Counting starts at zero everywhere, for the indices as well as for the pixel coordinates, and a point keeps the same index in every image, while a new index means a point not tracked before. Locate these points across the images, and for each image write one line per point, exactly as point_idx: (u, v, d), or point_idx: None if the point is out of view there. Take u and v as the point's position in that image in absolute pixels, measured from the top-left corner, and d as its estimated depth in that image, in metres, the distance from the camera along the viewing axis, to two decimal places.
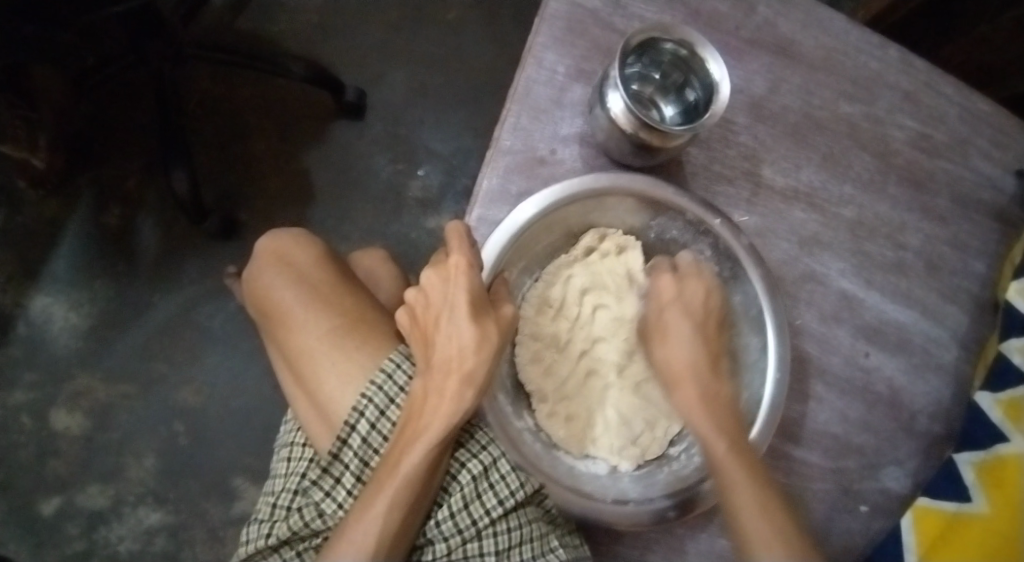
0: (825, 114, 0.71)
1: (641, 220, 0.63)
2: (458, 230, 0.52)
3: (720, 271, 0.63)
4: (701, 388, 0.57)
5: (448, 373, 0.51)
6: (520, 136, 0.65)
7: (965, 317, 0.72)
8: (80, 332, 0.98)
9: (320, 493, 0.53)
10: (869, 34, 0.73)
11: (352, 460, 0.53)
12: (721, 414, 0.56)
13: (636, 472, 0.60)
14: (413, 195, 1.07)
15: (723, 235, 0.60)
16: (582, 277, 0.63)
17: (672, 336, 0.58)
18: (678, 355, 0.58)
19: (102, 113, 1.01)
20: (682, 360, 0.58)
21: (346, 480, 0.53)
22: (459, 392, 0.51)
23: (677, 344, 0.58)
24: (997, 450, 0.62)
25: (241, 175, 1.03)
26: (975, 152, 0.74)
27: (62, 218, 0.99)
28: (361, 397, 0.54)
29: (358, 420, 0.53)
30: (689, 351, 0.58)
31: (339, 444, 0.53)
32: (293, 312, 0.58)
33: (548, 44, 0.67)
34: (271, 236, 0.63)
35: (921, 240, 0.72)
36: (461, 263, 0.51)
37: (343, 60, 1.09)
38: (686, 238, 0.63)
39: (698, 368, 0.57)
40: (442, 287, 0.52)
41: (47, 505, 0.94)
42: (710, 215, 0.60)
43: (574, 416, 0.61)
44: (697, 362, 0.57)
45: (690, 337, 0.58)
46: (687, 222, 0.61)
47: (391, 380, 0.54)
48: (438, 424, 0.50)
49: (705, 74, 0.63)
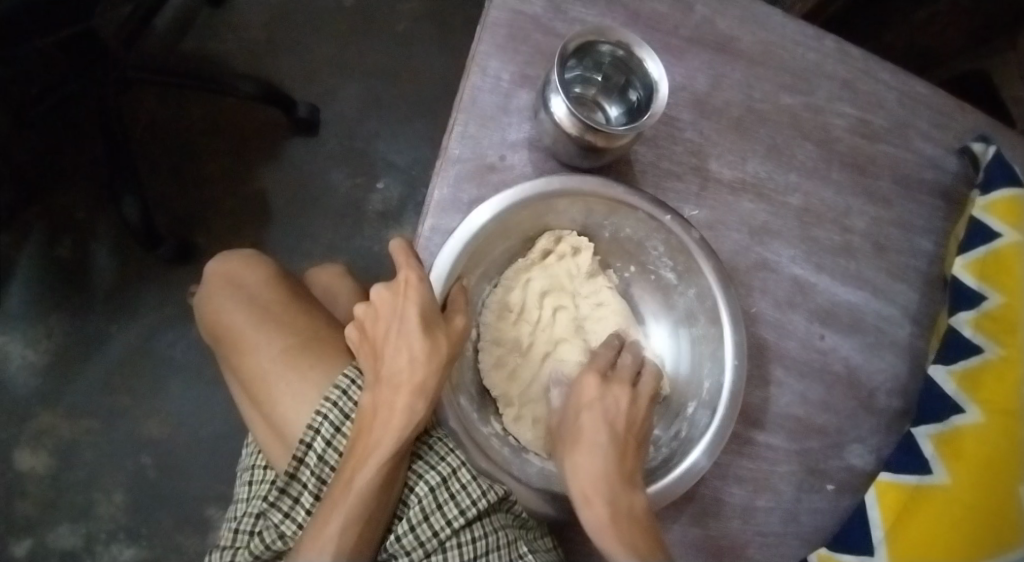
0: (767, 106, 0.73)
1: (597, 218, 0.63)
2: (403, 248, 0.51)
3: (676, 263, 0.64)
4: (623, 488, 0.55)
5: (397, 388, 0.51)
6: (468, 143, 0.66)
7: (915, 294, 0.74)
8: (42, 369, 0.96)
9: (279, 514, 0.53)
10: (805, 25, 0.75)
11: (309, 479, 0.53)
12: (632, 524, 0.53)
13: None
14: (373, 209, 1.07)
15: (674, 232, 0.60)
16: (541, 280, 0.64)
17: (585, 444, 0.56)
18: (591, 458, 0.55)
19: (48, 144, 0.99)
20: (599, 462, 0.55)
21: (304, 500, 0.53)
22: (410, 405, 0.51)
23: (594, 445, 0.55)
24: (953, 421, 0.63)
25: (194, 199, 1.03)
26: (915, 133, 0.76)
27: (13, 254, 0.98)
28: (316, 415, 0.54)
29: (314, 438, 0.53)
30: (601, 458, 0.55)
31: (295, 463, 0.53)
32: (246, 336, 0.58)
33: (491, 52, 0.68)
34: (221, 260, 0.63)
35: (868, 223, 0.74)
36: (411, 278, 0.51)
37: (296, 79, 1.09)
38: (640, 235, 0.63)
39: (610, 480, 0.54)
40: (392, 302, 0.52)
41: (17, 547, 0.92)
42: (660, 211, 0.60)
43: (541, 418, 0.61)
44: (611, 472, 0.55)
45: (607, 442, 0.55)
46: (640, 219, 0.61)
47: (345, 397, 0.54)
48: (388, 440, 0.50)
49: (645, 74, 0.65)
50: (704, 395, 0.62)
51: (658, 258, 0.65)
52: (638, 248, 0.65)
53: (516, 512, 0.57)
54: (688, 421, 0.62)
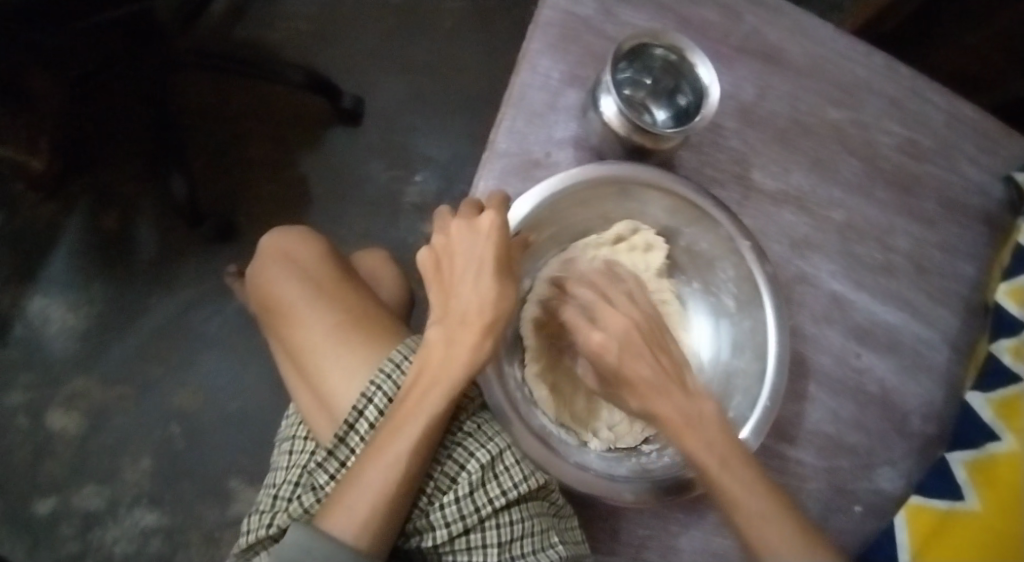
0: (813, 120, 0.73)
1: (676, 223, 0.65)
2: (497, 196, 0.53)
3: (739, 291, 0.64)
4: (685, 409, 0.52)
5: (466, 324, 0.53)
6: (515, 138, 0.66)
7: (955, 319, 0.73)
8: (79, 333, 0.98)
9: (326, 475, 0.53)
10: (855, 42, 0.75)
11: (358, 445, 0.54)
12: (717, 433, 0.52)
13: (605, 454, 0.59)
14: (410, 201, 1.08)
15: (749, 258, 0.61)
16: (607, 262, 0.65)
17: (636, 375, 0.53)
18: (647, 390, 0.53)
19: (103, 119, 1.02)
20: (651, 391, 0.52)
21: (351, 463, 0.54)
22: (478, 343, 0.53)
23: (641, 377, 0.53)
24: (989, 449, 0.62)
25: (237, 180, 1.05)
26: (962, 157, 0.75)
27: (59, 222, 1.00)
28: (371, 384, 0.54)
29: (366, 406, 0.54)
30: (649, 376, 0.52)
31: (345, 428, 0.54)
32: (298, 308, 0.59)
33: (543, 50, 0.69)
34: (277, 235, 0.65)
35: (910, 244, 0.73)
36: (495, 221, 0.52)
37: (342, 68, 1.11)
38: (715, 252, 0.65)
39: (665, 396, 0.52)
40: (468, 241, 0.53)
41: (42, 505, 0.94)
42: (741, 237, 0.61)
43: (559, 387, 0.62)
44: (664, 389, 0.53)
45: (650, 368, 0.53)
46: (720, 237, 0.63)
47: (399, 370, 0.55)
48: (456, 372, 0.52)
49: (695, 79, 0.65)
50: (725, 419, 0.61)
51: (724, 281, 0.65)
52: (708, 266, 0.66)
53: (551, 499, 0.57)
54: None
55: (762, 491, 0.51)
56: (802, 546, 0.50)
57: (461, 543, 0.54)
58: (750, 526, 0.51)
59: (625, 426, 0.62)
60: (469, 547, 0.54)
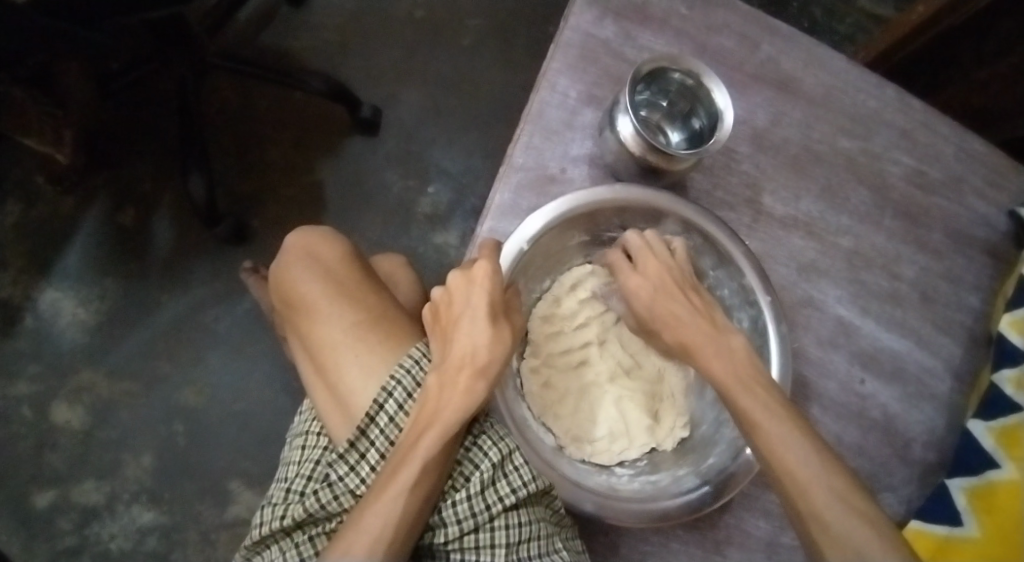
0: (825, 148, 0.74)
1: (703, 264, 0.66)
2: (491, 245, 0.56)
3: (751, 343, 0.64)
4: (712, 344, 0.56)
5: (461, 367, 0.53)
6: (532, 154, 0.68)
7: (958, 349, 0.74)
8: (88, 327, 0.99)
9: (344, 468, 0.54)
10: (868, 74, 0.77)
11: (377, 438, 0.55)
12: (742, 364, 0.55)
13: (580, 464, 0.61)
14: (422, 211, 1.09)
15: (767, 312, 0.62)
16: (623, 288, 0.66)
17: (669, 314, 0.59)
18: (685, 325, 0.58)
19: (129, 117, 1.04)
20: (687, 328, 0.57)
21: (370, 456, 0.54)
22: (471, 385, 0.53)
23: (675, 313, 0.58)
24: (988, 476, 0.62)
25: (254, 183, 1.06)
26: (969, 190, 0.76)
27: (77, 216, 1.01)
28: (390, 379, 0.55)
29: (387, 399, 0.55)
30: (683, 312, 0.58)
31: (367, 420, 0.54)
32: (319, 305, 0.60)
33: (562, 70, 0.71)
34: (301, 232, 0.66)
35: (917, 273, 0.74)
36: (487, 268, 0.55)
37: (361, 79, 1.12)
38: (735, 301, 0.65)
39: (697, 329, 0.57)
40: (467, 288, 0.55)
41: (41, 498, 0.94)
42: (763, 290, 0.62)
43: (551, 386, 0.64)
44: (691, 321, 0.58)
45: (681, 305, 0.59)
46: (745, 287, 0.63)
47: (418, 366, 0.56)
48: (451, 414, 0.52)
49: (710, 103, 0.66)
50: (703, 467, 0.61)
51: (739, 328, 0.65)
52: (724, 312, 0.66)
53: (553, 509, 0.58)
54: (673, 478, 0.61)
55: (781, 413, 0.51)
56: (814, 459, 0.48)
57: (470, 542, 0.54)
58: (768, 448, 0.50)
59: (604, 444, 0.62)
60: (478, 545, 0.54)
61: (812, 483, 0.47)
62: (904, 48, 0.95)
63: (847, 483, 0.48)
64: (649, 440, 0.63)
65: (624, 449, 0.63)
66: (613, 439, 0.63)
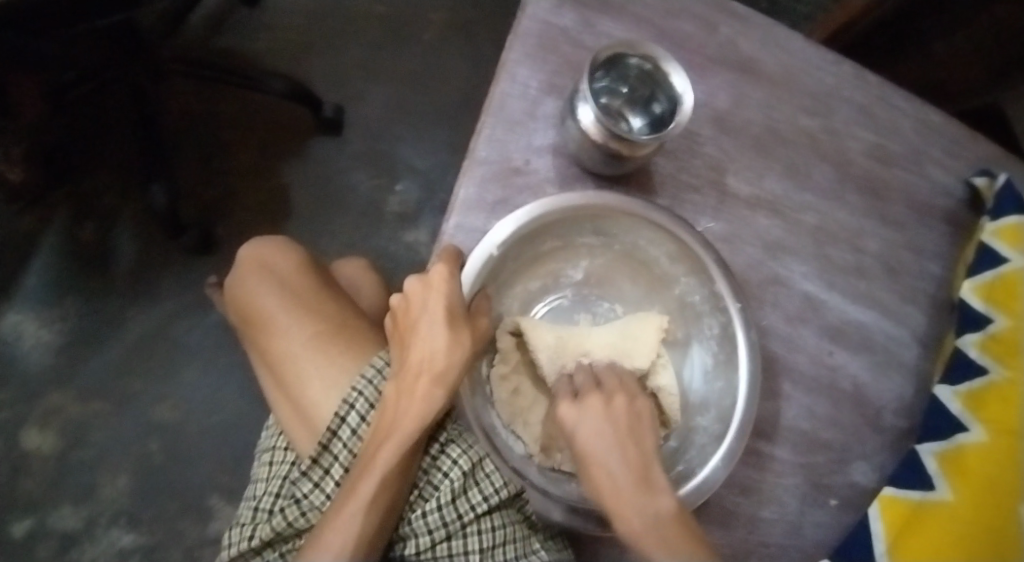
0: (784, 126, 0.75)
1: (675, 270, 0.66)
2: (451, 254, 0.55)
3: (720, 351, 0.65)
4: (639, 518, 0.52)
5: (419, 374, 0.52)
6: (495, 146, 0.68)
7: (924, 317, 0.75)
8: (54, 348, 0.97)
9: (308, 485, 0.54)
10: (825, 51, 0.77)
11: (341, 452, 0.54)
12: (674, 533, 0.52)
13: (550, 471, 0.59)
14: (391, 210, 1.08)
15: (739, 321, 0.62)
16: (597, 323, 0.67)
17: (597, 466, 0.54)
18: (612, 490, 0.53)
19: (85, 127, 1.02)
20: (616, 495, 0.53)
21: (334, 471, 0.54)
22: (429, 393, 0.52)
23: (603, 475, 0.54)
24: (958, 440, 0.63)
25: (217, 191, 1.04)
26: (928, 160, 0.78)
27: (34, 234, 0.99)
28: (351, 391, 0.55)
29: (349, 411, 0.54)
30: (616, 464, 0.54)
31: (328, 436, 0.54)
32: (278, 319, 0.60)
33: (521, 60, 0.70)
34: (253, 244, 0.65)
35: (880, 245, 0.75)
36: (443, 272, 0.53)
37: (322, 81, 1.11)
38: (705, 307, 0.66)
39: (629, 485, 0.53)
40: (423, 294, 0.53)
41: (18, 525, 0.93)
42: (732, 297, 0.63)
43: (520, 392, 0.62)
44: (626, 480, 0.53)
45: (619, 459, 0.54)
46: (712, 293, 0.64)
47: (380, 376, 0.55)
48: (411, 425, 0.52)
49: (670, 88, 0.66)
50: (673, 473, 0.61)
51: (707, 337, 0.66)
52: (695, 319, 0.67)
53: (526, 511, 0.59)
54: None
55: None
56: None
57: (442, 550, 0.55)
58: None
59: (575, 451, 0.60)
60: (452, 553, 0.55)
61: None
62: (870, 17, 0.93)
63: None
64: None
65: None
66: None
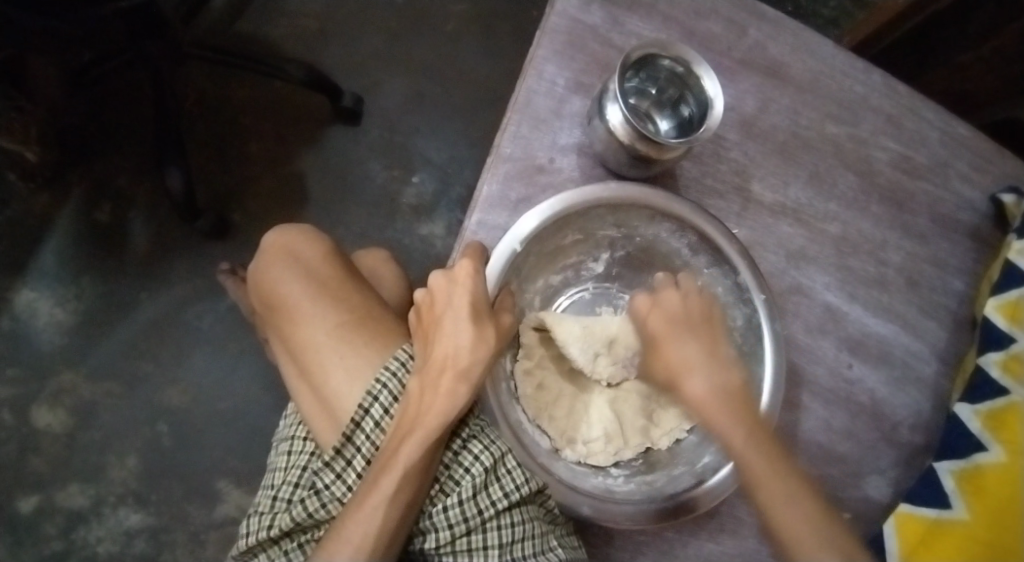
0: (812, 134, 0.74)
1: (697, 262, 0.65)
2: (476, 249, 0.55)
3: (742, 345, 0.64)
4: (708, 382, 0.55)
5: (442, 370, 0.52)
6: (519, 144, 0.67)
7: (943, 333, 0.74)
8: (65, 327, 0.97)
9: (330, 476, 0.53)
10: (855, 58, 0.76)
11: (363, 444, 0.54)
12: (738, 405, 0.54)
13: (575, 466, 0.59)
14: (407, 202, 1.08)
15: (761, 310, 0.61)
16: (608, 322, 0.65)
17: (672, 345, 0.57)
18: (683, 358, 0.56)
19: (97, 112, 1.00)
20: (686, 362, 0.56)
21: (356, 463, 0.54)
22: (454, 388, 0.51)
23: (673, 343, 0.57)
24: (976, 459, 0.63)
25: (233, 176, 1.04)
26: (954, 175, 0.77)
27: (50, 214, 0.99)
28: (374, 383, 0.54)
29: (372, 403, 0.54)
30: (689, 345, 0.56)
31: (351, 427, 0.54)
32: (300, 308, 0.59)
33: (549, 56, 0.69)
34: (278, 231, 0.64)
35: (903, 258, 0.74)
36: (468, 268, 0.53)
37: (341, 67, 1.10)
38: (729, 298, 0.64)
39: (700, 360, 0.56)
40: (449, 288, 0.53)
41: (26, 502, 0.93)
42: (758, 288, 0.62)
43: (544, 387, 0.62)
44: (698, 358, 0.56)
45: (692, 335, 0.57)
46: (735, 285, 0.63)
47: (404, 369, 0.55)
48: (433, 419, 0.51)
49: (700, 91, 0.65)
50: (699, 465, 0.59)
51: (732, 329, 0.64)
52: None
53: (548, 507, 0.58)
54: (669, 477, 0.60)
55: (770, 449, 0.53)
56: (809, 516, 0.50)
57: (462, 545, 0.55)
58: (765, 498, 0.51)
59: (599, 444, 0.61)
60: (471, 548, 0.54)
61: (788, 512, 0.51)
62: (905, 24, 0.92)
63: (843, 537, 0.50)
64: (643, 440, 0.62)
65: (620, 449, 0.61)
66: (609, 439, 0.61)
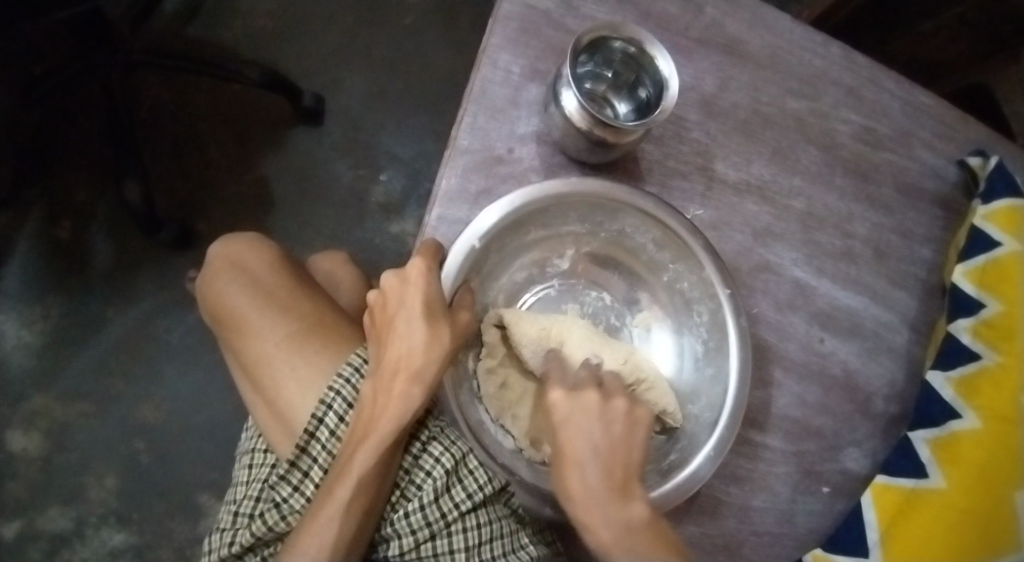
0: (773, 110, 0.73)
1: (662, 257, 0.66)
2: (429, 248, 0.53)
3: (710, 337, 0.64)
4: (610, 522, 0.50)
5: (395, 373, 0.51)
6: (477, 135, 0.66)
7: (914, 301, 0.74)
8: (35, 350, 0.95)
9: (288, 488, 0.53)
10: (813, 31, 0.75)
11: (320, 454, 0.54)
12: (645, 549, 0.50)
13: (540, 467, 0.58)
14: (375, 201, 1.07)
15: (729, 306, 0.62)
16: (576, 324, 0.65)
17: (574, 470, 0.52)
18: (586, 494, 0.51)
19: (50, 127, 0.99)
20: (589, 501, 0.51)
21: (314, 473, 0.54)
22: (407, 391, 0.51)
23: (577, 473, 0.51)
24: (951, 426, 0.63)
25: (195, 184, 1.03)
26: (918, 143, 0.76)
27: (11, 235, 0.97)
28: (329, 390, 0.54)
29: (327, 412, 0.53)
30: (595, 478, 0.51)
31: (306, 437, 0.53)
32: (251, 318, 0.59)
33: (503, 45, 0.68)
34: (225, 241, 0.63)
35: (870, 229, 0.74)
36: (420, 266, 0.52)
37: (301, 69, 1.09)
38: (694, 294, 0.65)
39: (604, 496, 0.51)
40: (401, 289, 0.52)
41: (7, 529, 0.92)
42: (721, 282, 0.62)
43: (509, 385, 0.61)
44: (603, 490, 0.51)
45: (600, 468, 0.52)
46: (701, 279, 0.63)
47: (358, 375, 0.54)
48: (388, 425, 0.50)
49: (655, 71, 0.64)
50: (666, 465, 0.61)
51: (697, 324, 0.66)
52: (685, 307, 0.67)
53: (513, 505, 0.58)
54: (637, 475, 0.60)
55: None
56: None
57: (427, 550, 0.54)
58: None
59: None
60: (436, 553, 0.54)
61: None
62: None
63: None
64: None
65: None
66: None
